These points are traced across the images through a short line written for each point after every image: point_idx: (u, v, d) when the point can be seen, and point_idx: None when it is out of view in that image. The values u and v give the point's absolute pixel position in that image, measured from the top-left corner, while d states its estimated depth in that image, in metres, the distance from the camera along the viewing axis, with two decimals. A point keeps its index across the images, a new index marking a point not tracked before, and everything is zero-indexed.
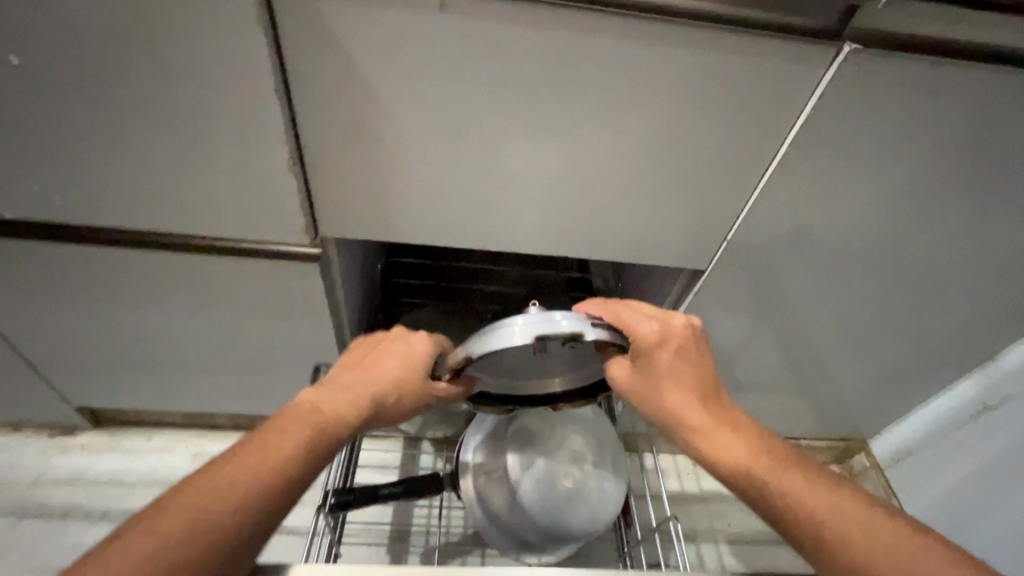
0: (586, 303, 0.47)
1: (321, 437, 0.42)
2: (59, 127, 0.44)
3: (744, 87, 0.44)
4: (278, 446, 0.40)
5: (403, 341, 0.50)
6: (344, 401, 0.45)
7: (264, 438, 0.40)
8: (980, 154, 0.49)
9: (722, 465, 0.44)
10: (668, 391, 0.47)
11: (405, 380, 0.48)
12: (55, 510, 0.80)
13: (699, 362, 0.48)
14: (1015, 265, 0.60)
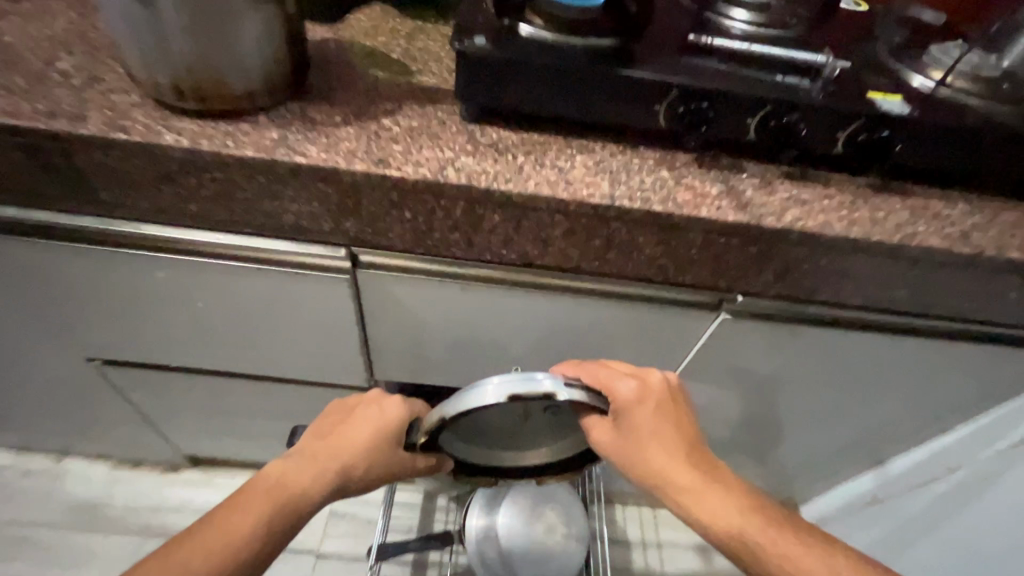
0: (567, 366, 0.56)
1: (280, 513, 0.50)
2: (216, 329, 0.69)
3: (661, 327, 0.66)
4: (236, 524, 0.48)
5: (377, 408, 0.58)
6: (309, 474, 0.53)
7: (228, 514, 0.49)
8: (833, 361, 0.70)
9: (719, 527, 0.51)
10: (652, 451, 0.55)
11: (371, 448, 0.56)
12: (169, 531, 1.08)
13: (675, 419, 0.56)
14: (877, 414, 0.81)
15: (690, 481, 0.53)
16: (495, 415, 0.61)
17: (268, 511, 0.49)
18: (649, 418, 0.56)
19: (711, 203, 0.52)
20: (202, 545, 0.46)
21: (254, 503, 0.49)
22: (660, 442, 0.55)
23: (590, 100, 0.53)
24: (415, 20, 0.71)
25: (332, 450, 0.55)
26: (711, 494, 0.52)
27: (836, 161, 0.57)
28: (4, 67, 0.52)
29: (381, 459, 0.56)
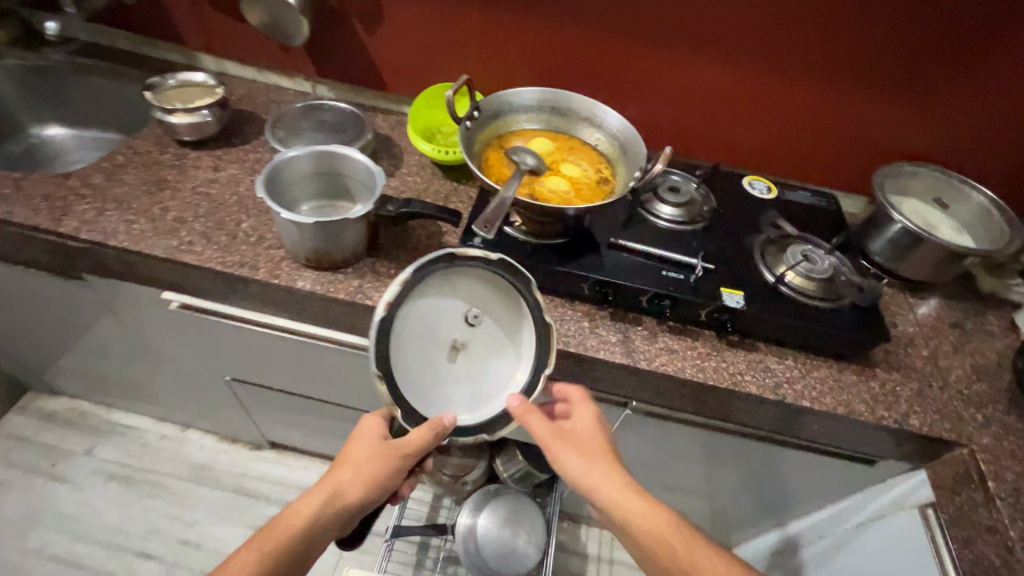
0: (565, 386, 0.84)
1: (285, 540, 0.69)
2: (308, 371, 1.09)
3: (588, 410, 0.98)
4: (246, 558, 0.67)
5: (359, 430, 0.76)
6: (303, 505, 0.71)
7: (246, 550, 0.68)
8: (712, 445, 1.00)
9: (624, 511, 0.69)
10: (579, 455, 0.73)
11: (354, 464, 0.73)
12: (253, 492, 1.51)
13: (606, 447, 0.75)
14: (760, 485, 1.10)
15: (605, 465, 0.72)
16: (435, 363, 0.73)
17: (280, 537, 0.69)
18: (585, 431, 0.76)
19: (608, 347, 0.85)
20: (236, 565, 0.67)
21: (269, 533, 0.70)
22: (586, 437, 0.75)
23: (542, 276, 0.87)
24: (450, 185, 1.07)
25: (325, 479, 0.73)
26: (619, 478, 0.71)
27: (702, 324, 0.87)
28: (215, 228, 0.92)
29: (362, 475, 0.72)
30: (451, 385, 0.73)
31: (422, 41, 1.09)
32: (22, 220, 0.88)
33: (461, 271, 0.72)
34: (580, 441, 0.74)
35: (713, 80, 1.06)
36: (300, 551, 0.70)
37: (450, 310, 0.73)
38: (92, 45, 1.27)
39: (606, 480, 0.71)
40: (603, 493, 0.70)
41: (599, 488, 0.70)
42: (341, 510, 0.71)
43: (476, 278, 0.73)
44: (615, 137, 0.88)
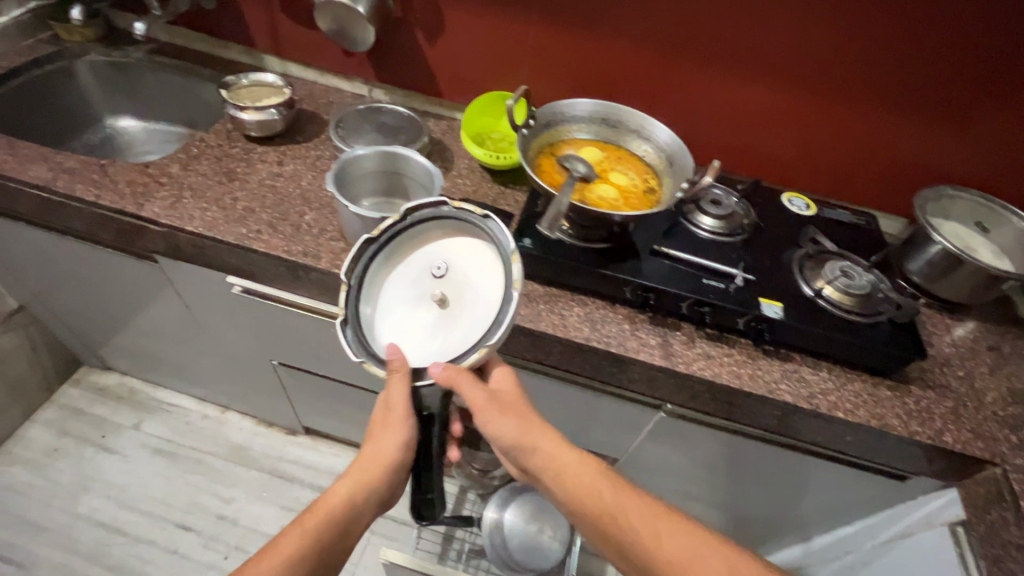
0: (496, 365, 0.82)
1: (334, 509, 0.76)
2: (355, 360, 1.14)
3: (621, 411, 1.02)
4: (301, 528, 0.75)
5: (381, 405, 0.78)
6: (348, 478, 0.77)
7: (302, 520, 0.76)
8: (742, 454, 1.02)
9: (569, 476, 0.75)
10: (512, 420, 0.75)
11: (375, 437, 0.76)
12: (286, 475, 1.57)
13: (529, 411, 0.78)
14: (787, 498, 1.11)
15: (543, 429, 0.77)
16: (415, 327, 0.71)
17: (328, 509, 0.76)
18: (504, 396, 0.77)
19: (648, 350, 0.88)
20: (291, 538, 0.74)
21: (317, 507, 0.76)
22: (513, 395, 0.78)
23: (586, 278, 0.91)
24: (498, 189, 1.13)
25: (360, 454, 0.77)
26: (560, 442, 0.77)
27: (739, 332, 0.90)
28: (281, 219, 0.98)
29: (382, 446, 0.75)
30: (441, 331, 0.70)
31: (478, 52, 1.16)
32: (110, 203, 0.95)
33: (402, 240, 0.75)
34: (510, 405, 0.76)
35: (757, 98, 1.09)
36: (346, 518, 0.76)
37: (413, 272, 0.74)
38: (168, 44, 1.36)
39: (546, 441, 0.76)
40: (546, 454, 0.76)
41: (548, 452, 0.76)
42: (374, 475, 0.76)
43: (424, 239, 0.76)
44: (662, 147, 0.92)
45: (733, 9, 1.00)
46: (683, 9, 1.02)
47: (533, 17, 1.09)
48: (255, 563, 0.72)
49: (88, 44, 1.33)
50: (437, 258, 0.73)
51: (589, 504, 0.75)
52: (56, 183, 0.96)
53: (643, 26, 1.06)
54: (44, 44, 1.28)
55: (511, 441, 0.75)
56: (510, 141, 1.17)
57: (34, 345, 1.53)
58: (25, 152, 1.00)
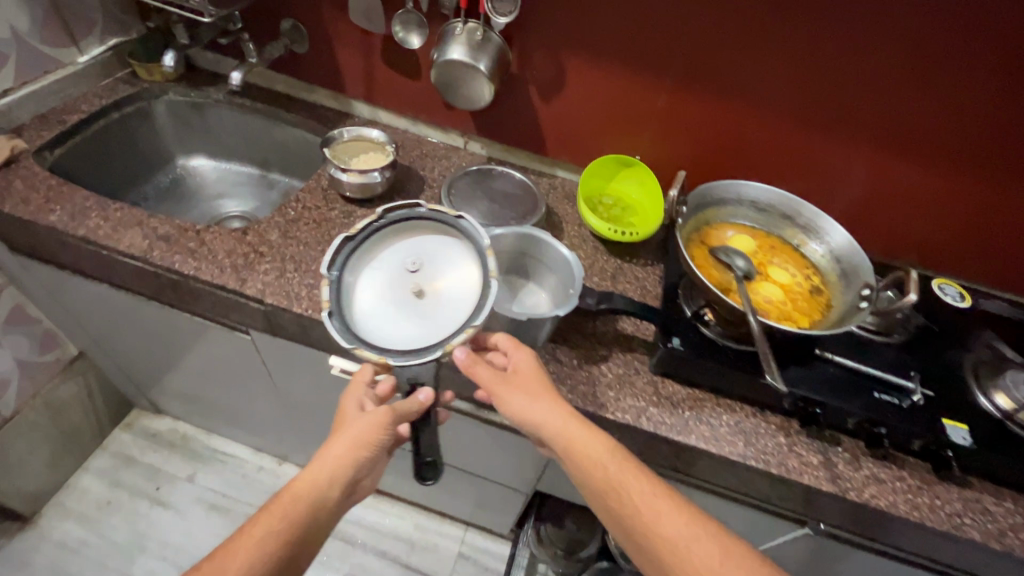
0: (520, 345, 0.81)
1: (299, 506, 0.70)
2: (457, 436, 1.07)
3: (756, 524, 0.91)
4: (262, 525, 0.68)
5: (349, 402, 0.78)
6: (312, 472, 0.72)
7: (261, 518, 0.69)
8: None
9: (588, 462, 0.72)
10: (516, 396, 0.75)
11: (351, 432, 0.74)
12: (346, 537, 1.48)
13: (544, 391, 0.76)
14: None
15: (552, 400, 0.75)
16: (389, 313, 0.76)
17: (297, 500, 0.70)
18: (520, 374, 0.77)
19: (812, 471, 0.78)
20: (253, 532, 0.68)
21: (283, 497, 0.70)
22: (527, 374, 0.77)
23: (738, 383, 0.81)
24: (615, 263, 1.03)
25: (326, 447, 0.74)
26: (569, 416, 0.74)
27: (911, 453, 0.80)
28: None
29: (359, 438, 0.73)
30: (423, 318, 0.75)
31: (596, 113, 1.07)
32: (211, 277, 0.88)
33: (376, 240, 0.81)
34: (520, 378, 0.76)
35: (905, 176, 1.00)
36: (313, 512, 0.71)
37: (386, 271, 0.79)
38: (248, 84, 1.28)
39: (550, 414, 0.74)
40: (551, 426, 0.73)
41: (562, 433, 0.73)
42: (343, 470, 0.73)
43: (394, 238, 0.82)
44: (822, 240, 0.83)
45: (895, 85, 0.90)
46: (837, 82, 0.92)
47: (665, 83, 1.00)
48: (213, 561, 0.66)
49: (167, 83, 1.24)
50: (408, 258, 0.80)
51: (616, 503, 0.71)
52: (154, 253, 0.89)
53: (787, 96, 0.96)
54: (123, 83, 1.21)
55: (528, 421, 0.75)
56: (623, 206, 1.09)
57: (90, 390, 1.46)
58: (122, 217, 0.93)
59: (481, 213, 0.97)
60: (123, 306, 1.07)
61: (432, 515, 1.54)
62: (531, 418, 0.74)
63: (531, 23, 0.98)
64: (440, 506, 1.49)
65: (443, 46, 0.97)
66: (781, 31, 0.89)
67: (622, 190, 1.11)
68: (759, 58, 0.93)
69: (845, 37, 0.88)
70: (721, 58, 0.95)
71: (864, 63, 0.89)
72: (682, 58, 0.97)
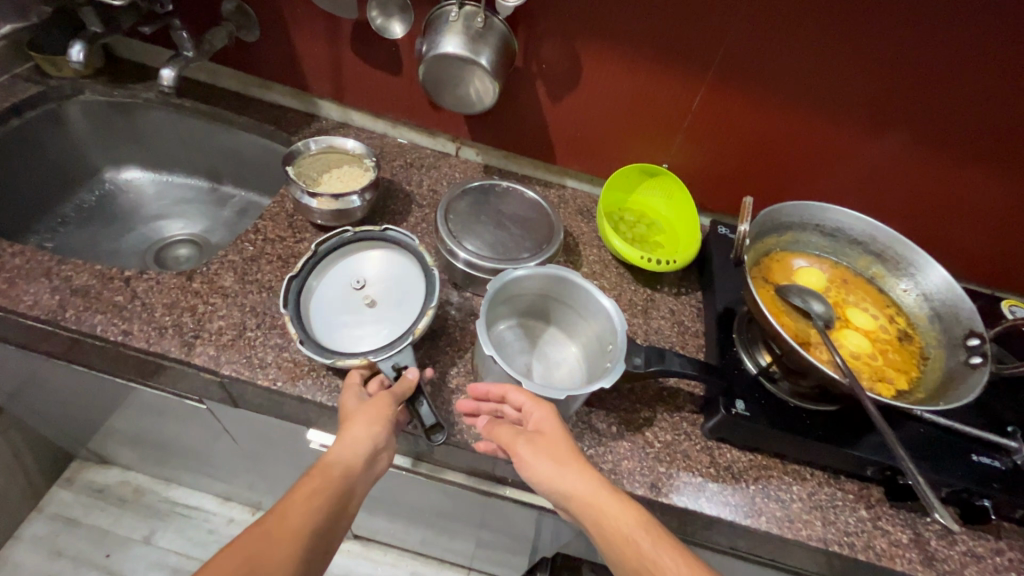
0: (541, 402, 0.62)
1: (330, 491, 0.56)
2: (464, 503, 0.91)
3: None
4: (286, 518, 0.52)
5: (352, 395, 0.62)
6: (336, 451, 0.58)
7: (281, 512, 0.53)
8: None
9: (614, 531, 0.55)
10: (540, 466, 0.58)
11: (373, 414, 0.60)
12: None
13: (570, 455, 0.59)
14: None
15: (580, 465, 0.58)
16: (359, 332, 0.69)
17: (333, 475, 0.56)
18: (542, 440, 0.59)
19: (903, 553, 0.66)
20: (293, 506, 0.53)
21: (318, 471, 0.56)
22: (550, 437, 0.59)
23: (812, 453, 0.68)
24: (645, 293, 0.87)
25: (344, 430, 0.59)
26: (597, 483, 0.57)
27: (1010, 519, 0.69)
28: None
29: (378, 421, 0.59)
30: (391, 323, 0.70)
31: (616, 115, 0.90)
32: (145, 342, 0.68)
33: (322, 269, 0.72)
34: (541, 441, 0.59)
35: (978, 189, 0.85)
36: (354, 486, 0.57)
37: (334, 288, 0.72)
38: (186, 80, 1.04)
39: (577, 488, 0.56)
40: (579, 503, 0.56)
41: (591, 506, 0.56)
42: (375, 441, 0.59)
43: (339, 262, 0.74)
44: (903, 271, 0.70)
45: (987, 83, 0.74)
46: (914, 81, 0.76)
47: (701, 80, 0.83)
48: (241, 543, 0.50)
49: (82, 80, 1.00)
50: (360, 278, 0.74)
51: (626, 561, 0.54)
52: (68, 314, 0.69)
53: (850, 97, 0.80)
54: (23, 82, 0.96)
55: (553, 495, 0.58)
56: (648, 223, 0.93)
57: (15, 449, 1.22)
58: (22, 266, 0.72)
59: (484, 242, 0.80)
60: (40, 367, 0.86)
61: (427, 562, 1.40)
62: (559, 492, 0.57)
63: (540, 6, 0.79)
64: (438, 552, 1.34)
65: (434, 37, 0.78)
66: (854, 19, 0.72)
67: (645, 203, 0.95)
68: (818, 52, 0.76)
69: (932, 27, 0.71)
70: (774, 53, 0.78)
71: (954, 57, 0.72)
72: (726, 51, 0.79)
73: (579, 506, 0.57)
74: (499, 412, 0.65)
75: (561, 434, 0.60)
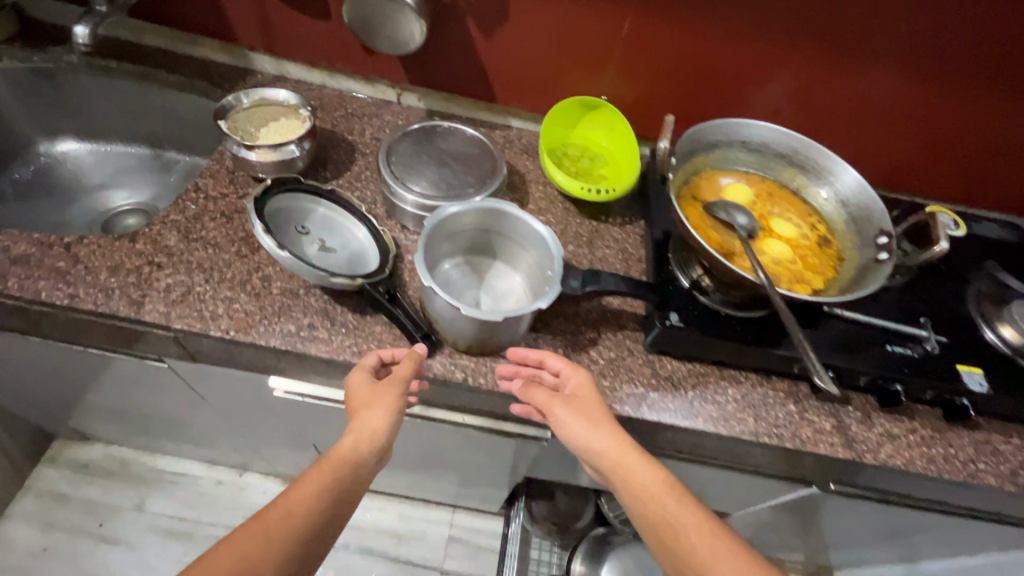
0: (578, 369, 0.68)
1: (332, 489, 0.57)
2: (435, 437, 0.96)
3: (764, 489, 0.86)
4: (286, 513, 0.54)
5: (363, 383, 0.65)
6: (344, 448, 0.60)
7: (284, 505, 0.55)
8: (893, 521, 0.89)
9: (641, 493, 0.60)
10: (578, 428, 0.63)
11: (383, 409, 0.63)
12: None
13: (603, 421, 0.64)
14: (912, 542, 1.02)
15: (612, 428, 0.63)
16: (327, 262, 0.72)
17: (339, 470, 0.59)
18: (579, 408, 0.64)
19: (826, 439, 0.72)
20: (296, 505, 0.55)
21: (328, 464, 0.59)
22: (585, 399, 0.65)
23: (743, 356, 0.73)
24: (590, 225, 0.90)
25: (353, 421, 0.62)
26: (628, 444, 0.62)
27: (922, 401, 0.75)
28: (337, 302, 0.74)
29: (384, 420, 0.63)
30: (351, 258, 0.75)
31: (550, 47, 0.90)
32: (93, 304, 0.69)
33: (272, 214, 0.73)
34: (577, 402, 0.65)
35: (904, 98, 0.89)
36: (359, 480, 0.60)
37: (286, 233, 0.73)
38: (109, 40, 1.00)
39: (607, 447, 0.62)
40: (612, 465, 0.61)
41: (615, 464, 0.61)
42: (383, 435, 0.62)
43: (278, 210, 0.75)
44: (824, 181, 0.74)
45: None
46: None
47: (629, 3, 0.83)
48: (238, 542, 0.51)
49: None
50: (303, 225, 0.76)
51: (646, 510, 0.59)
52: (9, 283, 0.69)
53: (773, 9, 0.81)
54: None
55: (588, 456, 0.63)
56: (591, 156, 0.95)
57: None
58: None
59: (428, 181, 0.81)
60: None
61: (415, 503, 1.47)
62: (594, 455, 0.63)
63: None
64: (422, 494, 1.41)
65: None
66: None
67: (588, 136, 0.96)
68: None
69: None
70: None
71: None
72: None
73: (610, 469, 0.62)
74: (534, 377, 0.70)
75: (594, 400, 0.65)
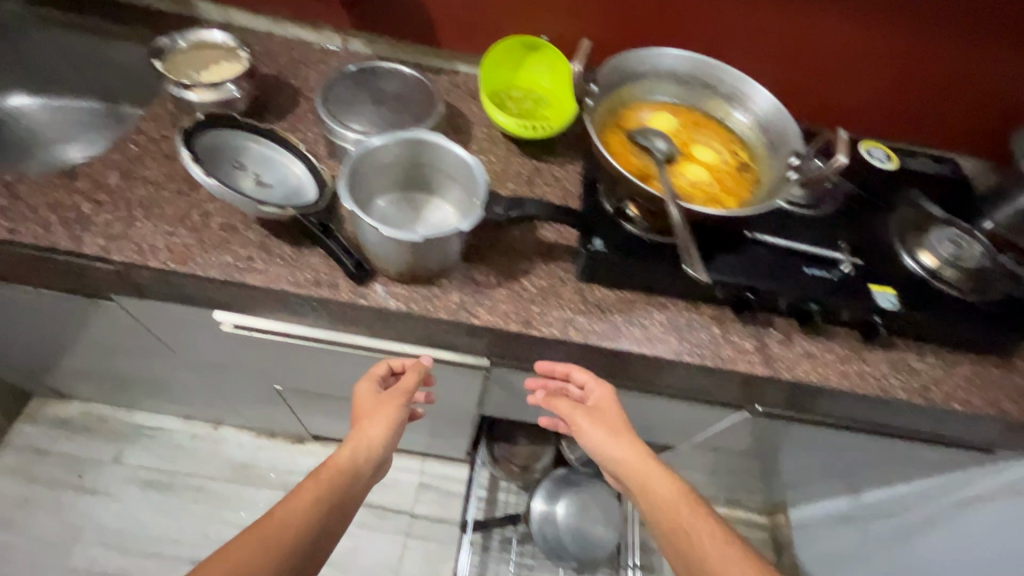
0: (601, 380, 0.78)
1: (334, 489, 0.71)
2: None
3: (699, 415, 0.90)
4: (297, 505, 0.67)
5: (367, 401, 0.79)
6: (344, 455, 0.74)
7: (296, 499, 0.68)
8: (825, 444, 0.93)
9: (643, 488, 0.75)
10: (596, 436, 0.79)
11: (382, 421, 0.78)
12: None
13: (620, 430, 0.78)
14: (851, 471, 1.07)
15: (630, 438, 0.78)
16: (259, 194, 0.74)
17: (342, 474, 0.72)
18: (605, 422, 0.78)
19: (746, 358, 0.76)
20: (303, 501, 0.68)
21: (332, 468, 0.73)
22: (604, 411, 0.78)
23: (667, 281, 0.76)
24: (531, 164, 0.92)
25: (355, 432, 0.77)
26: (645, 454, 0.76)
27: (842, 323, 0.79)
28: (275, 236, 0.76)
29: (382, 432, 0.77)
30: (285, 192, 0.76)
31: None
32: (33, 239, 0.71)
33: (206, 149, 0.75)
34: (598, 414, 0.79)
35: (836, 31, 0.90)
36: (357, 483, 0.74)
37: (220, 167, 0.75)
38: None
39: (626, 454, 0.77)
40: (627, 468, 0.76)
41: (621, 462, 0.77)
42: (378, 442, 0.77)
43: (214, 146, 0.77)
44: (746, 108, 0.75)
45: None
46: None
47: None
48: (257, 530, 0.63)
49: None
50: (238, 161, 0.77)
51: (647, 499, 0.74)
52: None
53: None
54: None
55: (607, 458, 0.79)
56: (535, 98, 0.96)
57: None
58: None
59: (366, 119, 0.83)
60: None
61: None
62: (612, 459, 0.78)
63: None
64: None
65: None
66: None
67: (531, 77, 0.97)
68: None
69: None
70: None
71: None
72: None
73: (624, 471, 0.77)
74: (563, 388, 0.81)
75: (615, 413, 0.78)
